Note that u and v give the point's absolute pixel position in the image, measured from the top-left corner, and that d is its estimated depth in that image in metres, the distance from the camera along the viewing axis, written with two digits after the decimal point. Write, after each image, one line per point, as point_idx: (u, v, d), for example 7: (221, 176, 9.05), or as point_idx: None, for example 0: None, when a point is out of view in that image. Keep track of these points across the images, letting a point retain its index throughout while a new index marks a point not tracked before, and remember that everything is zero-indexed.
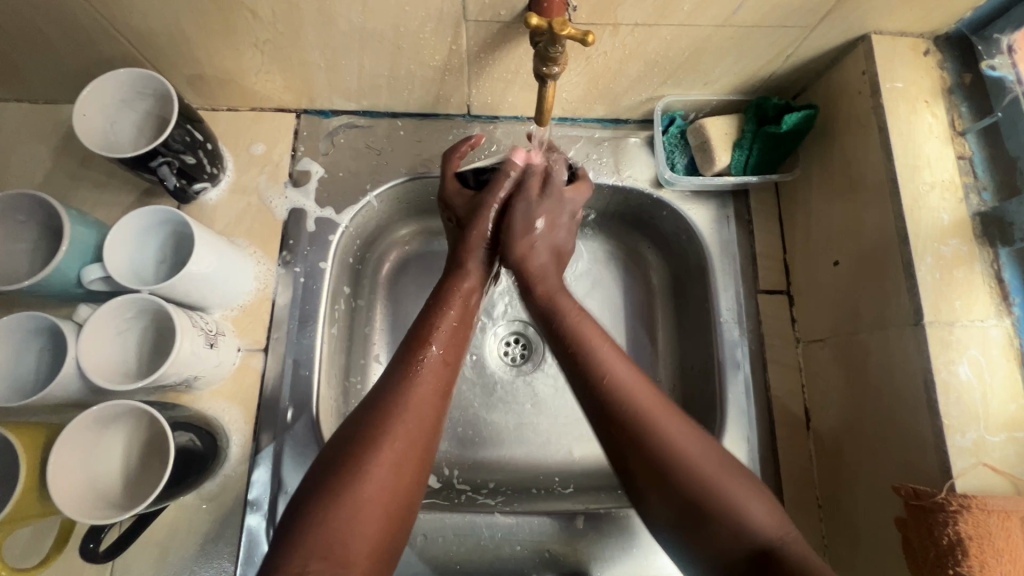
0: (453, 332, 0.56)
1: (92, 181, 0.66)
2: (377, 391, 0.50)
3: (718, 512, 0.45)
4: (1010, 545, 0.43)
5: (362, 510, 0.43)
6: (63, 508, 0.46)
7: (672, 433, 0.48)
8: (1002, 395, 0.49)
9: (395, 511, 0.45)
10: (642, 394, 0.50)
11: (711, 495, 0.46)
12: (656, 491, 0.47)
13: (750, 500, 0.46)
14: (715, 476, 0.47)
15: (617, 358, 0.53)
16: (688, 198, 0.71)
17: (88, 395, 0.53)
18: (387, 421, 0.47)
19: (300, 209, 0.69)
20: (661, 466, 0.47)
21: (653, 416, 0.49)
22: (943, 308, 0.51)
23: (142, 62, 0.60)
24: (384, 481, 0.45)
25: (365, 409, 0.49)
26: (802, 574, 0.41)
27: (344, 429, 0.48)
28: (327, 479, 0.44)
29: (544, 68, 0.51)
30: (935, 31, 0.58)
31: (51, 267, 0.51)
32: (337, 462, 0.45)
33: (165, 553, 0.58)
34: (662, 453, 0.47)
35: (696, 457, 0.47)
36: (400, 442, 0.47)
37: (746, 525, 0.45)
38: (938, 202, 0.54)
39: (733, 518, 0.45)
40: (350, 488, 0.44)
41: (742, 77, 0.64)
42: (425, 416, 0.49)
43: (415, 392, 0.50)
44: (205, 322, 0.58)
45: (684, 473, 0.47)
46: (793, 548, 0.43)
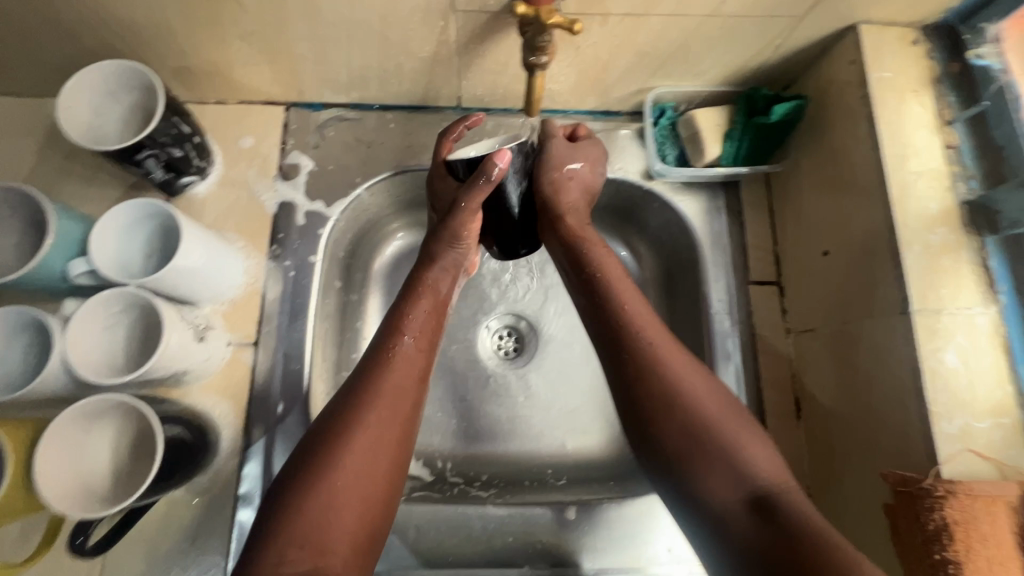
0: (428, 316, 0.56)
1: (79, 175, 0.65)
2: (351, 382, 0.50)
3: (716, 447, 0.46)
4: (995, 530, 0.44)
5: (339, 498, 0.43)
6: (49, 504, 0.45)
7: (683, 376, 0.50)
8: (989, 381, 0.49)
9: (373, 499, 0.45)
10: (652, 334, 0.52)
11: (712, 437, 0.47)
12: (653, 427, 0.49)
13: (752, 444, 0.47)
14: (723, 418, 0.48)
15: (632, 300, 0.55)
16: (679, 190, 0.71)
17: (75, 390, 0.52)
18: (365, 407, 0.48)
19: (289, 203, 0.69)
20: (665, 403, 0.49)
21: (660, 352, 0.51)
22: (930, 297, 0.51)
23: (127, 54, 0.60)
24: (360, 470, 0.45)
25: (341, 401, 0.49)
26: (797, 519, 0.42)
27: (323, 416, 0.48)
28: (309, 461, 0.45)
29: (531, 59, 0.50)
30: (923, 21, 0.58)
31: (36, 261, 0.51)
32: (312, 454, 0.45)
33: (155, 548, 0.57)
34: (667, 388, 0.49)
35: (703, 396, 0.49)
36: (373, 429, 0.47)
37: (744, 467, 0.46)
38: (925, 191, 0.54)
39: (732, 457, 0.46)
40: (324, 478, 0.44)
41: (732, 68, 0.64)
42: (399, 403, 0.49)
43: (389, 378, 0.50)
44: (193, 316, 0.57)
45: (689, 410, 0.48)
46: (791, 494, 0.44)
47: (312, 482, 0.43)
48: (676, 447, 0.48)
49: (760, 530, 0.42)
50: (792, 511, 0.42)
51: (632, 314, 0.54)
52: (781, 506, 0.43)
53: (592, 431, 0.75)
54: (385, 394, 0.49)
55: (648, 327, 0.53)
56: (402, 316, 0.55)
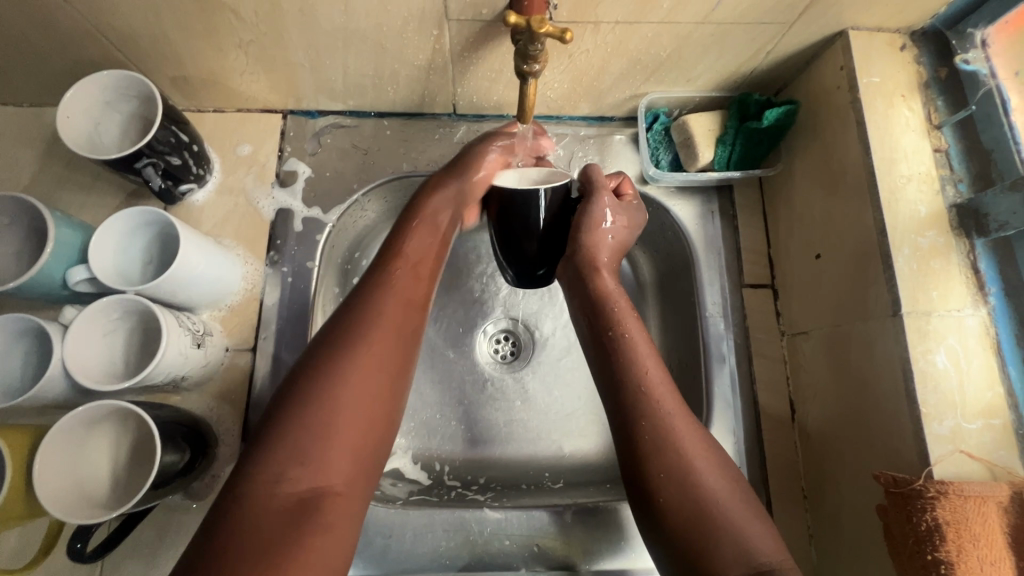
0: (426, 244, 0.59)
1: (78, 183, 0.66)
2: (355, 305, 0.51)
3: (723, 528, 0.46)
4: (986, 529, 0.44)
5: (342, 420, 0.45)
6: (49, 509, 0.46)
7: (691, 450, 0.50)
8: (979, 383, 0.50)
9: (375, 422, 0.47)
10: (669, 407, 0.52)
11: (718, 513, 0.47)
12: (660, 500, 0.48)
13: (757, 526, 0.47)
14: (726, 496, 0.48)
15: (651, 368, 0.55)
16: (673, 194, 0.72)
17: (74, 396, 0.53)
18: (365, 330, 0.49)
19: (287, 209, 0.69)
20: (676, 476, 0.49)
21: (676, 425, 0.51)
22: (920, 299, 0.51)
23: (126, 63, 0.61)
24: (360, 390, 0.46)
25: (337, 319, 0.50)
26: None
27: (321, 334, 0.50)
28: (302, 381, 0.46)
29: (524, 67, 0.51)
30: (912, 26, 0.59)
31: (35, 269, 0.51)
32: (315, 374, 0.46)
33: (154, 552, 0.58)
34: (678, 463, 0.49)
35: (710, 470, 0.49)
36: (374, 355, 0.48)
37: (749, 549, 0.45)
38: (915, 194, 0.55)
39: (736, 537, 0.45)
40: (329, 396, 0.45)
41: (723, 73, 0.65)
42: (399, 326, 0.51)
43: (390, 298, 0.52)
44: (192, 322, 0.58)
45: (694, 487, 0.48)
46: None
47: (317, 398, 0.45)
48: (680, 523, 0.47)
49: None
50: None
51: (647, 384, 0.53)
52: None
53: (589, 434, 0.75)
54: (387, 319, 0.51)
55: (663, 400, 0.52)
56: (396, 247, 0.57)
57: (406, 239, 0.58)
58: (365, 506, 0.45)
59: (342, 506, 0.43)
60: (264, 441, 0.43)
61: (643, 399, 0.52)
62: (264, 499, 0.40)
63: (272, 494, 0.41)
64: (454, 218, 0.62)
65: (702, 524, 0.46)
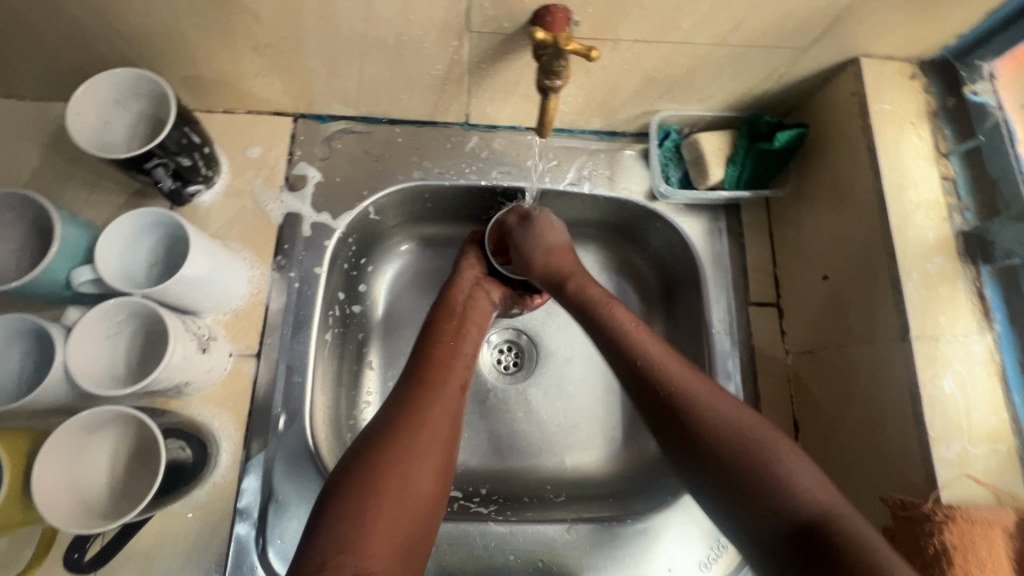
0: (460, 338, 0.64)
1: (81, 180, 0.65)
2: (401, 404, 0.54)
3: (771, 476, 0.47)
4: (994, 555, 0.45)
5: (387, 512, 0.47)
6: (46, 515, 0.44)
7: (715, 407, 0.51)
8: (985, 408, 0.50)
9: (409, 519, 0.48)
10: (675, 372, 0.54)
11: (760, 462, 0.47)
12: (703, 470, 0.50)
13: (791, 454, 0.48)
14: (768, 445, 0.48)
15: (650, 343, 0.57)
16: (682, 211, 0.73)
17: (76, 400, 0.51)
18: (406, 427, 0.52)
19: (295, 214, 0.69)
20: (716, 443, 0.49)
21: (705, 396, 0.52)
22: (928, 324, 0.52)
23: (138, 61, 0.60)
24: (399, 469, 0.49)
25: (385, 418, 0.53)
26: (854, 549, 0.41)
27: (370, 430, 0.52)
28: (351, 479, 0.48)
29: (546, 82, 0.50)
30: (921, 56, 0.60)
31: (39, 268, 0.50)
32: (358, 470, 0.49)
33: (150, 562, 0.56)
34: (712, 433, 0.50)
35: (749, 427, 0.49)
36: (413, 445, 0.51)
37: (805, 496, 0.45)
38: (923, 220, 0.56)
39: (788, 491, 0.46)
40: (365, 504, 0.46)
41: (736, 94, 0.66)
42: (443, 417, 0.54)
43: (431, 397, 0.55)
44: (197, 327, 0.57)
45: (729, 442, 0.49)
46: (848, 524, 0.43)
47: (360, 498, 0.47)
48: (727, 488, 0.48)
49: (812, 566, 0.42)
50: (852, 539, 0.42)
51: (654, 356, 0.55)
52: (842, 544, 0.42)
53: (592, 448, 0.75)
54: (433, 416, 0.54)
55: (677, 374, 0.53)
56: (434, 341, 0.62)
57: (447, 335, 0.63)
58: None
59: None
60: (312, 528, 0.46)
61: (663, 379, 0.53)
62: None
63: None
64: (478, 294, 0.70)
65: (749, 472, 0.47)
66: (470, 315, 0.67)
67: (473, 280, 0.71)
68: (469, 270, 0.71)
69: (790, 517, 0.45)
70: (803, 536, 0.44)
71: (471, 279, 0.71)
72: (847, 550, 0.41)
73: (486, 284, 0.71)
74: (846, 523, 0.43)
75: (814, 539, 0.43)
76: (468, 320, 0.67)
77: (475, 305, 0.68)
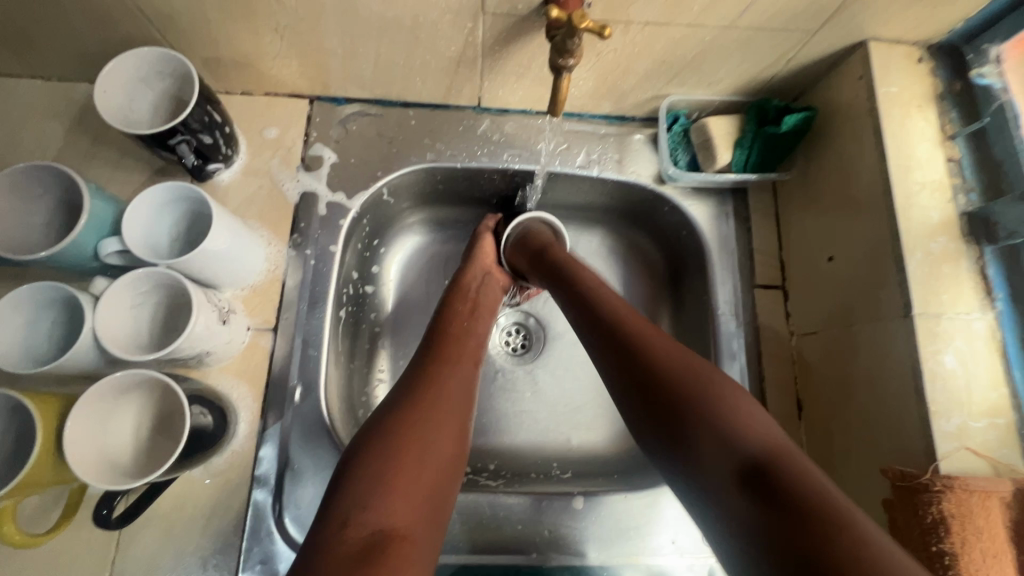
0: (465, 316, 0.66)
1: (105, 159, 0.67)
2: (417, 377, 0.57)
3: (710, 406, 0.47)
4: (989, 523, 0.46)
5: (408, 475, 0.48)
6: (70, 463, 0.46)
7: (661, 347, 0.53)
8: (985, 383, 0.51)
9: (433, 483, 0.49)
10: (618, 308, 0.57)
11: (705, 396, 0.48)
12: (650, 418, 0.50)
13: (736, 398, 0.48)
14: (705, 383, 0.49)
15: (612, 300, 0.59)
16: (689, 194, 0.74)
17: (102, 366, 0.53)
18: (422, 396, 0.54)
19: (311, 193, 0.70)
20: (660, 378, 0.51)
21: (648, 339, 0.54)
22: (931, 301, 0.53)
23: (161, 41, 0.61)
24: (417, 433, 0.51)
25: (403, 387, 0.56)
26: (785, 481, 0.41)
27: (387, 399, 0.55)
28: (373, 440, 0.50)
29: (559, 61, 0.52)
30: (929, 40, 0.61)
31: (69, 239, 0.52)
32: (376, 434, 0.51)
33: (172, 523, 0.58)
34: (649, 367, 0.52)
35: (686, 367, 0.51)
36: (432, 413, 0.53)
37: (751, 435, 0.45)
38: (928, 201, 0.57)
39: (735, 429, 0.45)
40: (387, 466, 0.48)
41: (743, 78, 0.67)
42: (457, 387, 0.57)
43: (446, 369, 0.58)
44: (217, 299, 0.59)
45: (661, 370, 0.51)
46: (793, 460, 0.43)
47: (381, 458, 0.48)
48: (672, 431, 0.48)
49: (755, 501, 0.41)
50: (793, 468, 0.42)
51: (609, 308, 0.58)
52: (787, 474, 0.41)
53: (597, 428, 0.77)
54: (448, 386, 0.56)
55: (626, 317, 0.56)
56: (444, 320, 0.65)
57: (454, 314, 0.66)
58: (434, 539, 0.47)
59: (410, 540, 0.45)
60: (335, 486, 0.48)
61: (627, 335, 0.54)
62: (345, 535, 0.44)
63: (340, 541, 0.44)
64: (487, 284, 0.71)
65: (682, 400, 0.49)
66: (480, 300, 0.69)
67: (484, 267, 0.73)
68: (480, 259, 0.73)
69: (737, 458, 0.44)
70: (750, 472, 0.43)
71: (481, 268, 0.72)
72: (786, 483, 0.41)
73: (494, 271, 0.73)
74: (782, 458, 0.43)
75: (760, 473, 0.42)
76: (480, 304, 0.69)
77: (483, 292, 0.70)
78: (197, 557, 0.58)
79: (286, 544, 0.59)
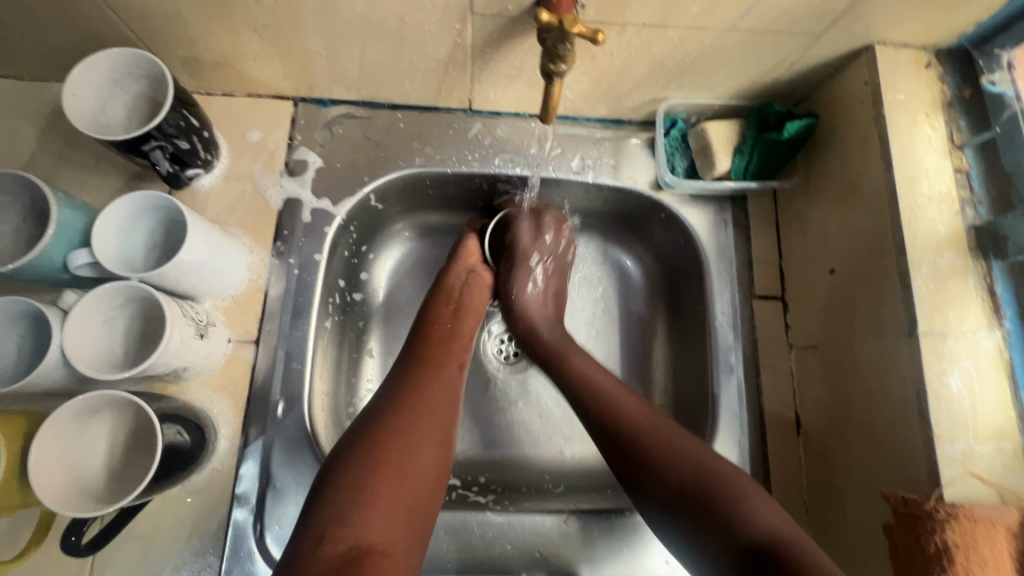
0: (447, 319, 0.64)
1: (80, 163, 0.64)
2: (401, 383, 0.55)
3: (724, 497, 0.48)
4: (995, 554, 0.44)
5: (389, 486, 0.46)
6: (31, 484, 0.44)
7: (663, 438, 0.53)
8: (992, 406, 0.50)
9: (414, 494, 0.47)
10: (607, 387, 0.58)
11: (714, 491, 0.49)
12: (665, 505, 0.50)
13: (748, 490, 0.48)
14: (706, 466, 0.50)
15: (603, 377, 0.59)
16: (687, 201, 0.71)
17: (73, 384, 0.51)
18: (405, 403, 0.53)
19: (295, 198, 0.68)
20: (661, 466, 0.51)
21: (633, 417, 0.55)
22: (937, 320, 0.51)
23: (135, 40, 0.58)
24: (396, 440, 0.49)
25: (385, 395, 0.54)
26: (812, 574, 0.42)
27: (369, 407, 0.53)
28: (354, 450, 0.48)
29: (551, 66, 0.49)
30: (938, 44, 0.59)
31: (36, 252, 0.49)
32: (357, 441, 0.49)
33: (148, 544, 0.56)
34: (655, 457, 0.52)
35: (688, 454, 0.51)
36: (415, 421, 0.51)
37: (762, 525, 0.46)
38: (935, 214, 0.54)
39: (742, 515, 0.47)
40: (367, 478, 0.46)
41: (744, 82, 0.64)
42: (441, 394, 0.55)
43: (428, 374, 0.56)
44: (195, 312, 0.56)
45: (667, 459, 0.51)
46: (805, 548, 0.44)
47: (361, 469, 0.46)
48: (693, 520, 0.49)
49: None
50: (803, 553, 0.43)
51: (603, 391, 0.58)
52: (792, 555, 0.43)
53: (591, 440, 0.75)
54: (432, 393, 0.55)
55: (622, 403, 0.56)
56: (427, 320, 0.64)
57: (435, 315, 0.64)
58: (412, 556, 0.45)
59: (387, 556, 0.43)
60: (312, 499, 0.46)
61: (638, 434, 0.54)
62: (321, 553, 0.42)
63: (315, 557, 0.41)
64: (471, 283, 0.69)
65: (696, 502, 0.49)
66: (466, 302, 0.67)
67: (470, 267, 0.70)
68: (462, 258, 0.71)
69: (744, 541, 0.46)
70: (759, 559, 0.44)
71: (466, 267, 0.70)
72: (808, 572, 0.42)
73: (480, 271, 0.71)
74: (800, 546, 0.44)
75: (770, 562, 0.43)
76: (465, 305, 0.67)
77: (467, 292, 0.68)
78: None
79: (266, 564, 0.57)
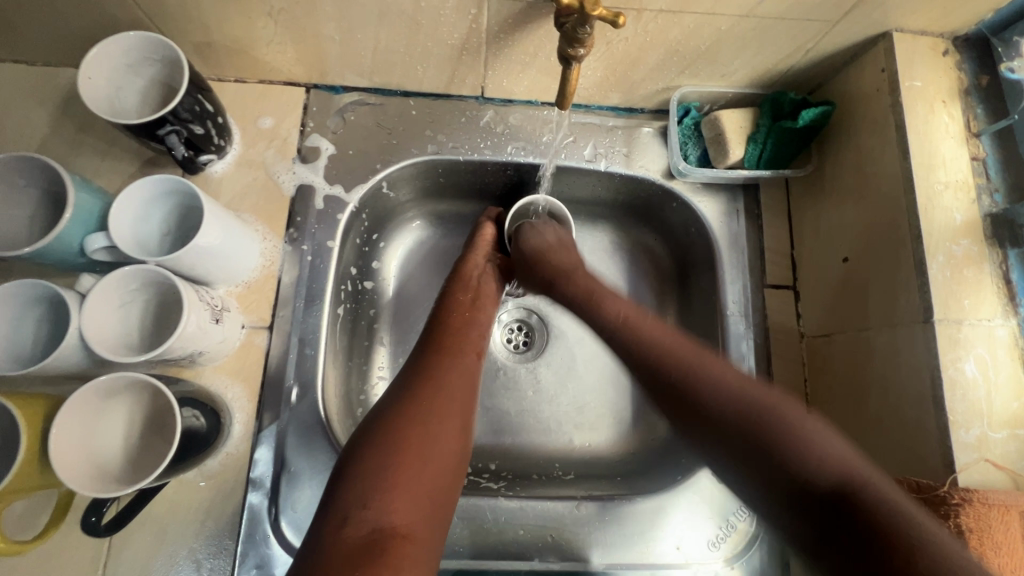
0: (462, 309, 0.64)
1: (93, 148, 0.64)
2: (417, 369, 0.55)
3: (781, 428, 0.43)
4: (1009, 538, 0.45)
5: (411, 472, 0.47)
6: (52, 460, 0.44)
7: (709, 367, 0.49)
8: (1006, 393, 0.50)
9: (435, 479, 0.48)
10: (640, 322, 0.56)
11: (769, 420, 0.44)
12: (721, 438, 0.46)
13: (809, 422, 0.44)
14: (765, 400, 0.46)
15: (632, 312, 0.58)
16: (699, 190, 0.71)
17: (90, 367, 0.51)
18: (422, 390, 0.52)
19: (307, 185, 0.68)
20: (708, 397, 0.47)
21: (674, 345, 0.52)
22: (952, 307, 0.51)
23: (147, 24, 0.58)
24: (414, 430, 0.49)
25: (402, 382, 0.54)
26: (877, 509, 0.37)
27: (387, 393, 0.53)
28: (374, 436, 0.48)
29: (569, 50, 0.49)
30: (956, 31, 0.58)
31: (53, 235, 0.49)
32: (377, 427, 0.49)
33: (163, 527, 0.56)
34: (704, 384, 0.48)
35: (742, 383, 0.47)
36: (434, 409, 0.51)
37: (824, 464, 0.41)
38: (951, 201, 0.54)
39: (805, 457, 0.42)
40: (387, 465, 0.46)
41: (759, 70, 0.64)
42: (459, 381, 0.55)
43: (444, 361, 0.56)
44: (210, 297, 0.57)
45: (718, 385, 0.48)
46: (877, 486, 0.39)
47: (381, 456, 0.47)
48: (749, 454, 0.44)
49: (843, 532, 0.38)
50: (878, 498, 0.38)
51: (632, 324, 0.56)
52: (868, 499, 0.38)
53: (601, 429, 0.75)
54: (450, 380, 0.54)
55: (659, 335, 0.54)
56: (442, 310, 0.64)
57: (450, 306, 0.64)
58: (435, 539, 0.45)
59: (411, 540, 0.43)
60: (333, 485, 0.46)
61: (679, 363, 0.50)
62: (345, 537, 0.42)
63: (339, 541, 0.42)
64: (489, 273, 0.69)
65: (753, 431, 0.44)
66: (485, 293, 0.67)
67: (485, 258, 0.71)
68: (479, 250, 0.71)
69: (810, 485, 0.40)
70: (828, 500, 0.39)
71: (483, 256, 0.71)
72: (876, 506, 0.37)
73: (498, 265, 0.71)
74: (868, 483, 0.39)
75: (839, 501, 0.39)
76: (483, 294, 0.67)
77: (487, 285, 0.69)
78: (191, 560, 0.56)
79: (282, 547, 0.57)
